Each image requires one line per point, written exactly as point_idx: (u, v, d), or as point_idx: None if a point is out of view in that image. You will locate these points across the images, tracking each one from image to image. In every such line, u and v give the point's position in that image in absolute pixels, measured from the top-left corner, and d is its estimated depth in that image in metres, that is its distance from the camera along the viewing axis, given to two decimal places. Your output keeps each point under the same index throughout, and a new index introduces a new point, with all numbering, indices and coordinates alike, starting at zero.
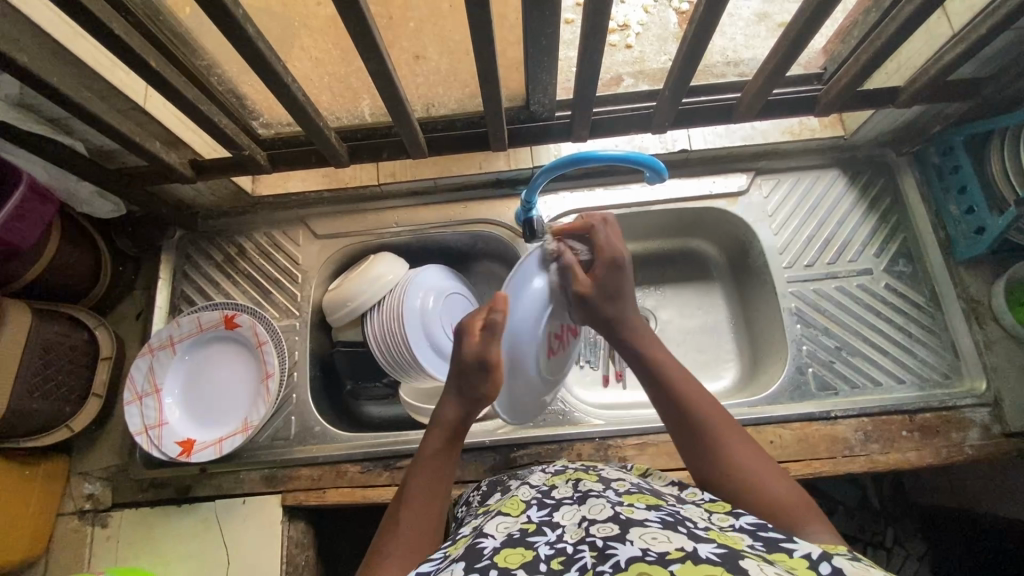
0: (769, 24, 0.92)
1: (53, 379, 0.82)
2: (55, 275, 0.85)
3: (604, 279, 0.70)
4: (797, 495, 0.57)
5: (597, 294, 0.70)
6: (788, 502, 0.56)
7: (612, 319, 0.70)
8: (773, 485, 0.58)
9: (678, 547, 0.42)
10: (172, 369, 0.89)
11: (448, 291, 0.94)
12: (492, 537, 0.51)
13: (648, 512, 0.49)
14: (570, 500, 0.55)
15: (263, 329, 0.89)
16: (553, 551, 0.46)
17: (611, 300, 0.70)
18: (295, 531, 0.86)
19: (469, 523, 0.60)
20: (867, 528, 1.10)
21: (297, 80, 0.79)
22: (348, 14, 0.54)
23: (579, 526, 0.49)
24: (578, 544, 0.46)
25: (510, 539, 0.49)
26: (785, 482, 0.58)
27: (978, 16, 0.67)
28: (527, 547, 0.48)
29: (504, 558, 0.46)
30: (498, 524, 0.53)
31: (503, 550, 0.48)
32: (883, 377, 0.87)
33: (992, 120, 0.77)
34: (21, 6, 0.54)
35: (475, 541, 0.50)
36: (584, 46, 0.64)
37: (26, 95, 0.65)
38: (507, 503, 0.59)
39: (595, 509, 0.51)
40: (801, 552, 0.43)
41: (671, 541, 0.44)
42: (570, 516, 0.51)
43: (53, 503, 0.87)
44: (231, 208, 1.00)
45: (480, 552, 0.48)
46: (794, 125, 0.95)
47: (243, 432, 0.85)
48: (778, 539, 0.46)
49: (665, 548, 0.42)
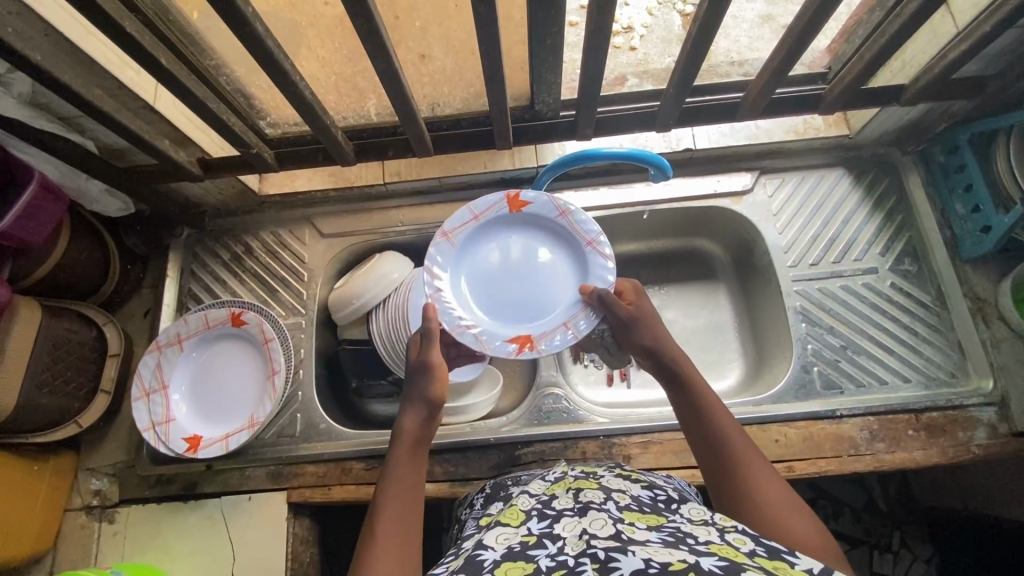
0: (773, 26, 0.94)
1: (63, 375, 0.83)
2: (66, 273, 0.86)
3: (645, 313, 0.72)
4: (812, 527, 0.52)
5: (627, 325, 0.72)
6: (798, 535, 0.51)
7: (651, 348, 0.70)
8: (786, 514, 0.53)
9: (680, 559, 0.43)
10: (179, 365, 0.89)
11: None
12: (492, 549, 0.51)
13: (649, 533, 0.49)
14: (570, 511, 0.55)
15: (270, 326, 0.89)
16: (555, 563, 0.47)
17: (650, 330, 0.71)
18: (300, 528, 0.87)
19: (472, 535, 0.59)
20: (875, 532, 1.10)
21: (304, 79, 0.80)
22: (355, 13, 0.55)
23: (579, 539, 0.49)
24: (578, 557, 0.46)
25: (510, 552, 0.50)
26: (801, 514, 0.53)
27: (984, 13, 0.67)
28: (528, 560, 0.49)
29: (505, 571, 0.48)
30: (497, 536, 0.54)
31: (503, 564, 0.49)
32: (889, 376, 0.87)
33: (997, 118, 0.77)
34: (34, 5, 0.55)
35: (474, 552, 0.51)
36: (589, 45, 0.65)
37: (38, 93, 0.65)
38: (506, 513, 0.58)
39: (596, 523, 0.51)
40: (804, 565, 0.43)
41: (673, 553, 0.44)
42: (570, 528, 0.52)
43: (61, 499, 0.88)
44: (239, 208, 1.01)
45: (479, 564, 0.49)
46: (798, 124, 0.95)
47: (249, 428, 0.85)
48: (781, 549, 0.46)
49: (667, 560, 0.43)
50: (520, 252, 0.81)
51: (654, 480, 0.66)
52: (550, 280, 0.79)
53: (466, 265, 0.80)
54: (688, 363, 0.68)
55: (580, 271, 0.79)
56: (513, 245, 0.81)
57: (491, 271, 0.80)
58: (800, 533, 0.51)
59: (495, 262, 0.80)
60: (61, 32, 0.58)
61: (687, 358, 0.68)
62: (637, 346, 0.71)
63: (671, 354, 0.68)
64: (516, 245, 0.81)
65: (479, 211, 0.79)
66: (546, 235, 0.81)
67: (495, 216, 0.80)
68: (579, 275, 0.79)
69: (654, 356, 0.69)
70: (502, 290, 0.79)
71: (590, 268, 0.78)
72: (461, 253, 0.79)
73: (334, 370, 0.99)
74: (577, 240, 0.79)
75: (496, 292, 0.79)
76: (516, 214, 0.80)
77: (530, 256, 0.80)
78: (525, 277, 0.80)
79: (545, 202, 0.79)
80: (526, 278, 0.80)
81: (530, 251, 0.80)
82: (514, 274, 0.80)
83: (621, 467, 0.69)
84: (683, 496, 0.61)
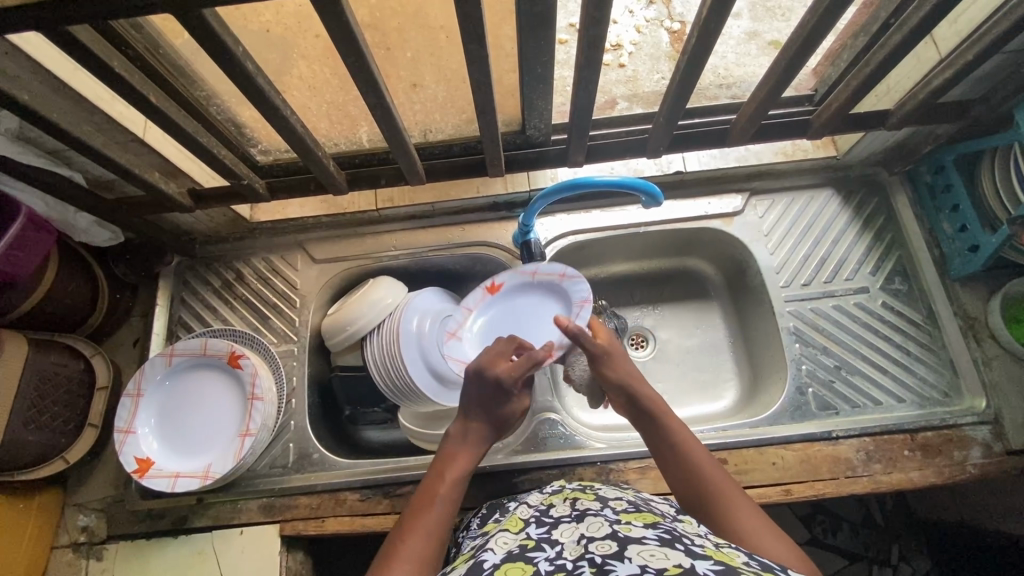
0: (759, 42, 0.96)
1: (49, 410, 0.82)
2: (52, 306, 0.85)
3: (612, 350, 0.78)
4: (788, 546, 0.55)
5: (597, 359, 0.77)
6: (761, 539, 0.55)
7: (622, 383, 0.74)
8: (750, 520, 0.57)
9: (676, 563, 0.42)
10: (141, 407, 0.85)
11: (442, 313, 0.95)
12: (493, 553, 0.51)
13: (646, 530, 0.50)
14: (568, 518, 0.55)
15: (261, 381, 0.86)
16: (553, 566, 0.46)
17: (618, 367, 0.76)
18: (293, 562, 0.85)
19: (471, 545, 0.60)
20: (872, 545, 1.08)
21: (295, 108, 0.81)
22: (346, 52, 0.55)
23: (577, 543, 0.49)
24: (577, 560, 0.46)
25: (510, 555, 0.50)
26: (768, 524, 0.57)
27: (965, 41, 0.69)
28: (527, 562, 0.48)
29: (504, 572, 0.47)
30: (499, 541, 0.54)
31: (503, 566, 0.48)
32: (883, 397, 0.87)
33: (983, 140, 0.78)
34: (23, 45, 0.54)
35: (478, 557, 0.51)
36: (580, 77, 0.65)
37: (25, 128, 0.65)
38: (507, 522, 0.59)
39: (593, 527, 0.51)
40: None
41: (670, 557, 0.43)
42: (568, 533, 0.51)
43: (47, 538, 0.86)
44: (229, 235, 1.00)
45: (480, 567, 0.48)
46: (787, 146, 0.97)
47: (210, 476, 0.82)
48: (773, 565, 0.45)
49: (663, 565, 0.42)
50: (182, 400, 0.87)
51: (651, 499, 0.66)
52: (196, 393, 0.87)
53: (183, 449, 0.85)
54: (657, 399, 0.72)
55: (202, 369, 0.88)
56: (171, 412, 0.86)
57: (181, 438, 0.85)
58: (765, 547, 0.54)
59: (173, 430, 0.85)
60: (50, 70, 0.58)
61: (655, 393, 0.74)
62: (607, 376, 0.76)
63: (637, 389, 0.73)
64: (149, 402, 0.86)
65: (125, 425, 0.83)
66: (151, 411, 0.86)
67: (154, 401, 0.86)
68: (173, 395, 0.87)
69: (624, 391, 0.74)
70: (206, 417, 0.86)
71: (193, 366, 0.88)
72: (166, 455, 0.84)
73: (328, 399, 0.98)
74: (145, 382, 0.86)
75: (195, 433, 0.85)
76: (151, 392, 0.86)
77: (197, 402, 0.87)
78: (192, 416, 0.86)
79: (145, 378, 0.86)
80: (196, 409, 0.86)
81: (163, 421, 0.86)
82: (199, 412, 0.86)
83: (619, 488, 0.69)
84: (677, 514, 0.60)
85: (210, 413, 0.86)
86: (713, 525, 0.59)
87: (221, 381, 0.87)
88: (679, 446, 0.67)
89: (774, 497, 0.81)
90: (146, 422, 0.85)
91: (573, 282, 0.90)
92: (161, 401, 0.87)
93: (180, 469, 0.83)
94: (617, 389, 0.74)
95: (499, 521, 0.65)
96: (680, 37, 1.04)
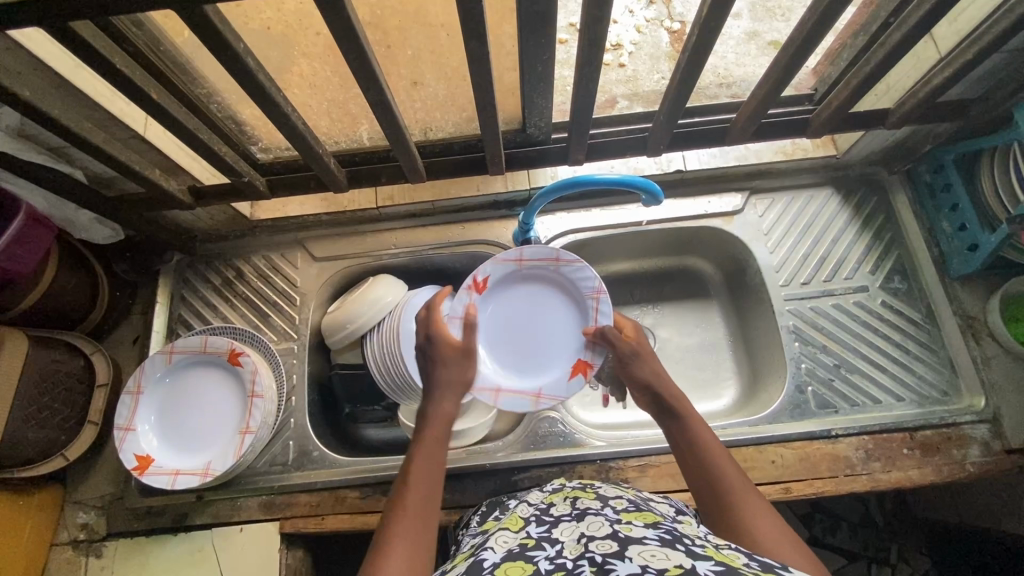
0: (759, 42, 0.97)
1: (49, 407, 0.82)
2: (52, 303, 0.85)
3: (642, 348, 0.78)
4: (800, 550, 0.54)
5: (626, 358, 0.78)
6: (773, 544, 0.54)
7: (647, 381, 0.74)
8: (763, 525, 0.56)
9: (676, 564, 0.42)
10: (140, 404, 0.85)
11: None
12: (493, 552, 0.51)
13: (647, 530, 0.50)
14: (568, 517, 0.55)
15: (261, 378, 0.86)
16: (553, 565, 0.46)
17: (647, 364, 0.76)
18: (293, 559, 0.85)
19: (471, 543, 0.60)
20: (871, 545, 1.09)
21: (296, 106, 0.81)
22: (348, 49, 0.55)
23: (577, 542, 0.49)
24: (577, 559, 0.46)
25: (510, 554, 0.50)
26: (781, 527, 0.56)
27: (965, 41, 0.69)
28: (527, 561, 0.48)
29: (504, 571, 0.47)
30: (498, 539, 0.54)
31: (503, 564, 0.48)
32: (882, 396, 0.87)
33: (982, 140, 0.78)
34: (24, 41, 0.54)
35: (477, 556, 0.51)
36: (581, 75, 0.65)
37: (26, 124, 0.65)
38: (507, 521, 0.59)
39: (593, 526, 0.51)
40: None
41: (670, 557, 0.43)
42: (568, 532, 0.51)
43: (47, 534, 0.86)
44: (229, 232, 1.00)
45: (480, 566, 0.48)
46: (786, 145, 0.97)
47: (210, 473, 0.82)
48: (774, 565, 0.45)
49: (664, 565, 0.42)
50: (182, 397, 0.87)
51: (651, 497, 0.67)
52: (196, 390, 0.87)
53: (182, 446, 0.85)
54: (681, 398, 0.72)
55: (201, 366, 0.88)
56: (170, 410, 0.86)
57: (180, 435, 0.85)
58: (776, 550, 0.53)
59: (173, 427, 0.86)
60: (51, 67, 0.58)
61: (682, 394, 0.73)
62: (633, 373, 0.76)
63: (662, 385, 0.73)
64: (148, 399, 0.86)
65: (125, 422, 0.83)
66: (150, 408, 0.86)
67: (153, 398, 0.86)
68: (172, 392, 0.87)
69: (649, 389, 0.74)
70: (206, 414, 0.86)
71: (193, 363, 0.88)
72: (165, 453, 0.84)
73: (328, 397, 0.98)
74: (144, 379, 0.86)
75: (195, 430, 0.85)
76: (151, 389, 0.86)
77: (196, 399, 0.87)
78: (191, 413, 0.86)
79: (145, 375, 0.86)
80: (196, 406, 0.87)
81: (163, 419, 0.86)
82: (198, 409, 0.86)
83: (619, 487, 0.69)
84: (676, 513, 0.60)
85: (210, 410, 0.86)
86: (726, 526, 0.58)
87: (221, 379, 0.88)
88: (700, 445, 0.66)
89: (773, 495, 0.81)
90: (145, 419, 0.85)
91: (573, 268, 0.84)
92: (160, 398, 0.87)
93: (180, 466, 0.83)
94: (643, 386, 0.75)
95: (499, 519, 0.65)
96: (680, 36, 1.04)
